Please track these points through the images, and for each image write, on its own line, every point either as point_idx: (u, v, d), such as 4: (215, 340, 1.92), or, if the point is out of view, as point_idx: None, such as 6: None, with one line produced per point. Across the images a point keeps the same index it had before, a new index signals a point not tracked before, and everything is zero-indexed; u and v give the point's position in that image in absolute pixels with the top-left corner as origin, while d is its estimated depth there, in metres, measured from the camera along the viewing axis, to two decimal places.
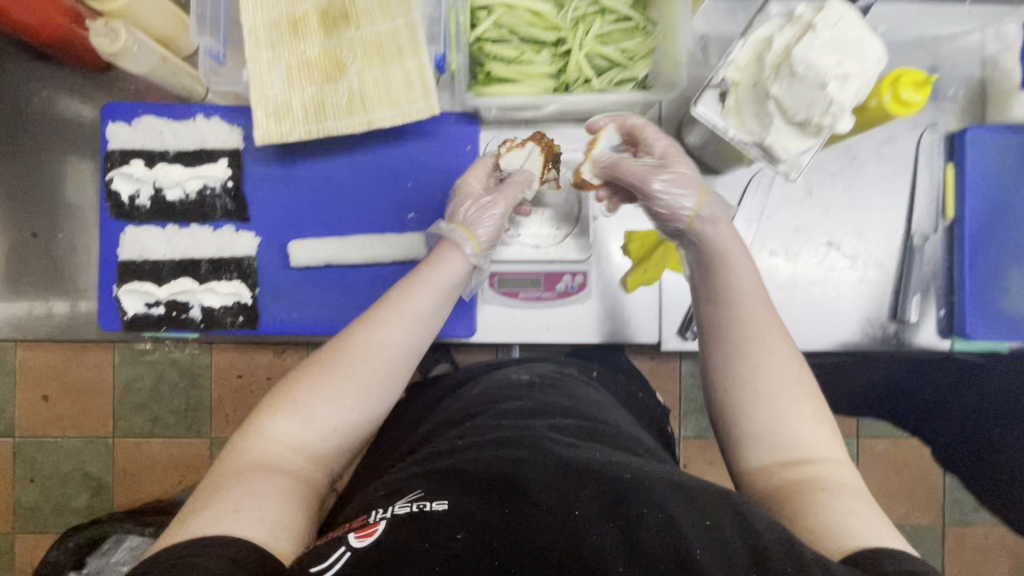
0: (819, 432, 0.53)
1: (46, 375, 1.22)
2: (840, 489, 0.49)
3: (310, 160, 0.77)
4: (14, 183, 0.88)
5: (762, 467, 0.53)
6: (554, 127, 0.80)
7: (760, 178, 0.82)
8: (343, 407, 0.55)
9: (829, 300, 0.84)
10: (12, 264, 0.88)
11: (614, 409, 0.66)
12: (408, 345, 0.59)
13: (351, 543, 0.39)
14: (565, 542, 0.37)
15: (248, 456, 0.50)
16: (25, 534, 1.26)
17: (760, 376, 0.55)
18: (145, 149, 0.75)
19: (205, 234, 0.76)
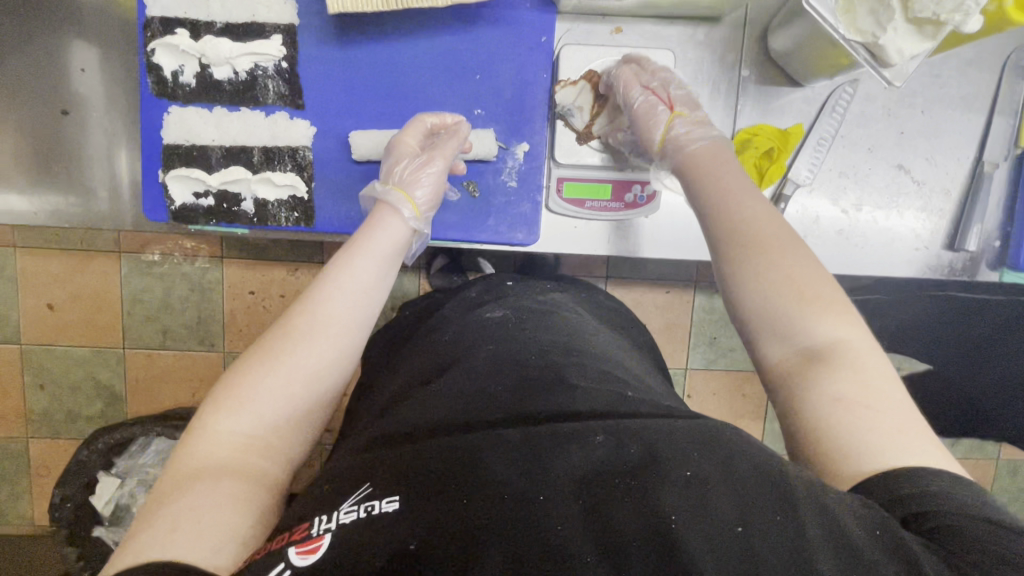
0: (824, 320, 0.47)
1: (52, 280, 1.16)
2: (856, 389, 0.43)
3: (370, 42, 0.71)
4: (34, 53, 0.81)
5: (780, 364, 0.47)
6: (633, 23, 0.75)
7: (840, 94, 0.78)
8: (291, 395, 0.50)
9: (889, 227, 0.82)
10: (42, 142, 0.83)
11: (600, 341, 0.64)
12: (346, 324, 0.55)
13: (291, 560, 0.34)
14: (527, 530, 0.32)
15: (186, 465, 0.44)
16: (36, 440, 1.24)
17: (758, 259, 0.51)
18: (189, 19, 0.68)
19: (257, 119, 0.71)
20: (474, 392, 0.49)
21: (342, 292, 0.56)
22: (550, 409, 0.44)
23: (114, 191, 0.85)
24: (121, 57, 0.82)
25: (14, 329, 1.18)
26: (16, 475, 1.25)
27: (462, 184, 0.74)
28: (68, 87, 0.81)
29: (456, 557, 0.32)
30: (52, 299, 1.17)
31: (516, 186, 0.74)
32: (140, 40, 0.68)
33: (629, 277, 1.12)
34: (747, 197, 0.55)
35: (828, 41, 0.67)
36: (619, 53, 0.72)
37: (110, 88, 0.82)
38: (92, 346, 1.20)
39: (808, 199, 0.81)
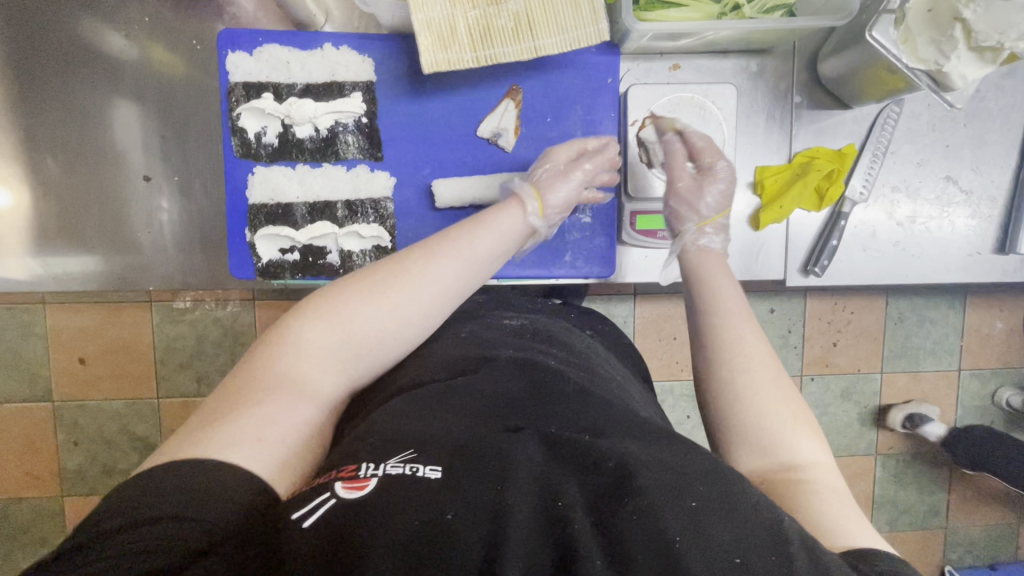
0: (801, 435, 0.49)
1: (81, 335, 1.08)
2: (829, 492, 0.45)
3: (445, 94, 0.73)
4: (79, 111, 0.77)
5: (756, 473, 0.48)
6: (689, 58, 0.78)
7: (888, 113, 0.81)
8: (384, 328, 0.52)
9: (942, 235, 0.86)
10: (86, 202, 0.79)
11: (606, 361, 0.69)
12: (456, 284, 0.56)
13: (337, 492, 0.38)
14: (540, 529, 0.36)
15: (276, 366, 0.48)
16: (71, 498, 1.13)
17: (753, 372, 0.52)
18: (271, 82, 0.70)
19: (338, 174, 0.72)
20: (500, 392, 0.51)
21: (464, 257, 0.56)
22: (575, 417, 0.48)
23: (156, 247, 0.81)
24: (158, 106, 0.78)
25: (45, 387, 1.09)
26: (52, 534, 1.14)
27: None
28: (114, 144, 0.78)
29: (485, 532, 0.36)
30: (84, 353, 1.08)
31: (590, 222, 0.77)
32: (224, 104, 0.70)
33: (657, 292, 1.10)
34: (746, 319, 0.54)
35: (885, 69, 0.69)
36: (684, 89, 0.75)
37: (146, 143, 0.78)
38: (126, 398, 1.11)
39: (865, 214, 0.84)
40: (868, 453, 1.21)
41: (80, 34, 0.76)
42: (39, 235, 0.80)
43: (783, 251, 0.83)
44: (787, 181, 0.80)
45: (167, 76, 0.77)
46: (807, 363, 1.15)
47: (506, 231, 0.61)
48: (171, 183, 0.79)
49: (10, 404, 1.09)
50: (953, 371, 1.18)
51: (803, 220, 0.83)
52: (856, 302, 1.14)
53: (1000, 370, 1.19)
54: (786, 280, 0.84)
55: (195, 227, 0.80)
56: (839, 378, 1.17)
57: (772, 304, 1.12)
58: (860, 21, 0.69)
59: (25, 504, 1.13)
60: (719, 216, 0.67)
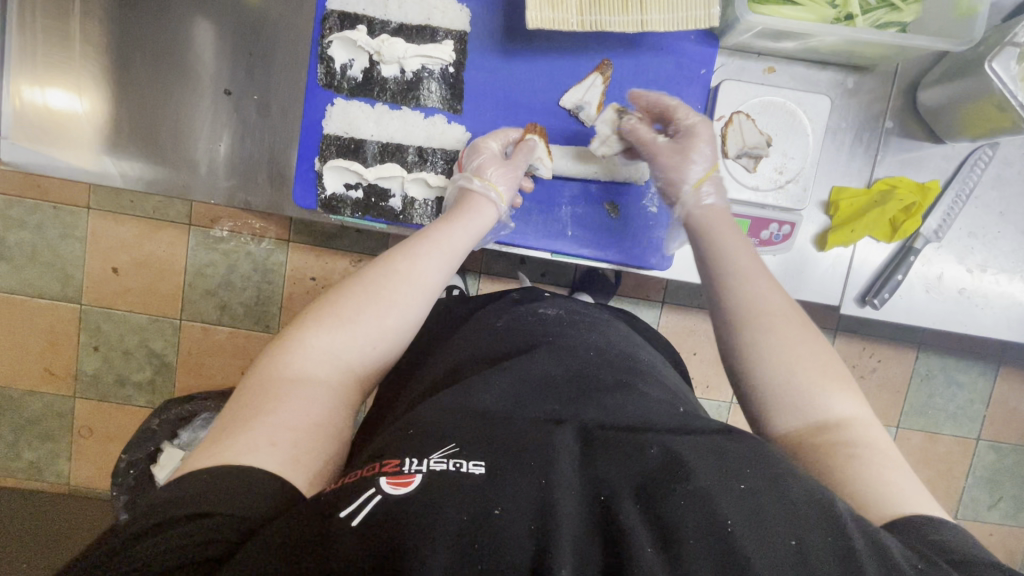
0: (838, 395, 0.50)
1: (121, 244, 1.09)
2: (872, 453, 0.46)
3: (534, 58, 0.72)
4: (167, 19, 0.77)
5: (791, 435, 0.50)
6: (786, 63, 0.75)
7: (981, 155, 0.78)
8: (385, 326, 0.54)
9: (1011, 290, 0.82)
10: (158, 112, 0.80)
11: (642, 345, 0.69)
12: (439, 279, 0.60)
13: (383, 488, 0.37)
14: (594, 517, 0.37)
15: (284, 368, 0.49)
16: (82, 400, 1.15)
17: (771, 330, 0.53)
18: (366, 16, 0.70)
19: (416, 120, 0.72)
20: (536, 378, 0.51)
21: (443, 252, 0.60)
22: (618, 394, 0.49)
23: (212, 168, 0.81)
24: (243, 25, 0.78)
25: (75, 289, 1.11)
26: (57, 433, 1.16)
27: (603, 204, 0.76)
28: (197, 58, 0.79)
29: (532, 523, 0.35)
30: (119, 263, 1.10)
31: (657, 212, 0.76)
32: (316, 30, 0.70)
33: (686, 304, 1.08)
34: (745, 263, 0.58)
35: (995, 105, 0.66)
36: (778, 94, 0.73)
37: (222, 63, 0.79)
38: (152, 314, 1.12)
39: (935, 254, 0.81)
40: None
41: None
42: (104, 136, 0.80)
43: (843, 276, 0.81)
44: (863, 205, 0.77)
45: None
46: None
47: (478, 228, 0.65)
48: (240, 107, 0.79)
49: (40, 300, 1.11)
50: (972, 439, 1.15)
51: (871, 247, 0.81)
52: (885, 352, 1.11)
53: (1019, 447, 1.16)
54: (841, 306, 0.82)
55: (253, 153, 0.80)
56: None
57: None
58: (981, 51, 0.66)
59: (37, 398, 1.15)
60: (706, 171, 0.66)
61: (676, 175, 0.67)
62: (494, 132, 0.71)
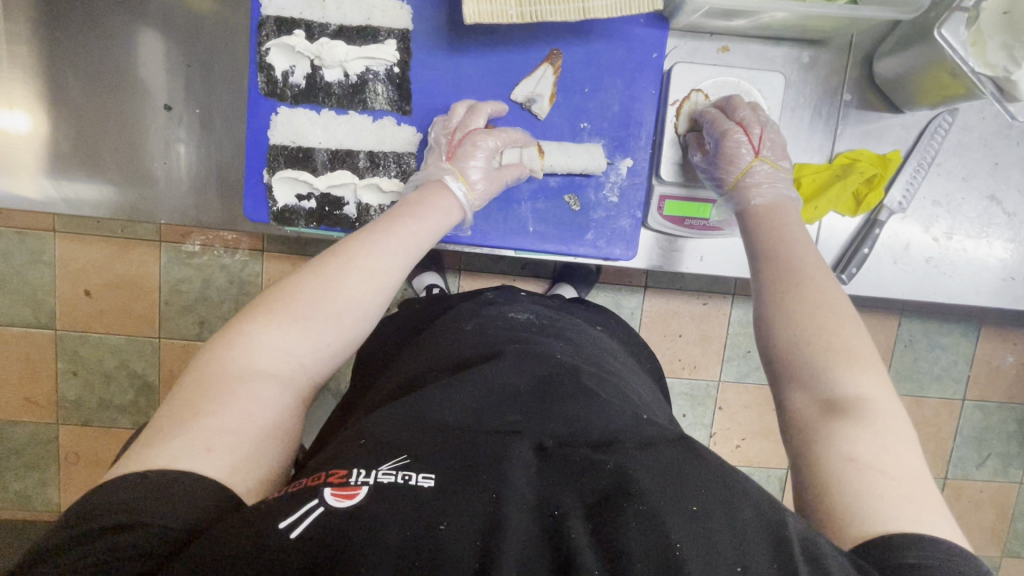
0: (855, 375, 0.48)
1: (90, 266, 1.04)
2: (873, 455, 0.44)
3: (481, 53, 0.70)
4: (106, 36, 0.75)
5: (801, 410, 0.49)
6: (740, 42, 0.74)
7: (939, 123, 0.77)
8: (343, 322, 0.53)
9: (978, 255, 0.82)
10: (105, 132, 0.77)
11: (614, 350, 0.70)
12: (399, 274, 0.57)
13: (327, 500, 0.36)
14: (541, 532, 0.36)
15: (227, 365, 0.47)
16: (66, 426, 1.11)
17: (795, 303, 0.54)
18: (304, 19, 0.67)
19: (364, 124, 0.70)
20: (498, 385, 0.50)
21: (404, 249, 0.58)
22: (576, 403, 0.48)
23: (169, 183, 0.79)
24: (185, 36, 0.75)
25: (48, 315, 1.06)
26: (42, 462, 1.12)
27: (563, 197, 0.74)
28: (140, 73, 0.76)
29: (478, 539, 0.34)
30: (91, 285, 1.05)
31: (617, 201, 0.74)
32: (253, 38, 0.67)
33: (667, 288, 1.04)
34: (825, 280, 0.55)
35: (948, 72, 0.66)
36: (731, 73, 0.72)
37: (169, 74, 0.76)
38: (128, 334, 1.07)
39: (900, 225, 0.81)
40: None
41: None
42: (55, 157, 0.78)
43: None
44: (825, 181, 0.77)
45: (196, 5, 0.74)
46: None
47: (438, 226, 0.62)
48: (188, 119, 0.78)
49: (12, 328, 1.06)
50: (957, 399, 1.16)
51: (835, 222, 0.80)
52: (868, 320, 1.11)
53: (1004, 404, 1.17)
54: None
55: (208, 165, 0.78)
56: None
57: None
58: (930, 19, 0.66)
59: (20, 428, 1.11)
60: (756, 163, 0.66)
61: (726, 166, 0.67)
62: (455, 108, 0.69)
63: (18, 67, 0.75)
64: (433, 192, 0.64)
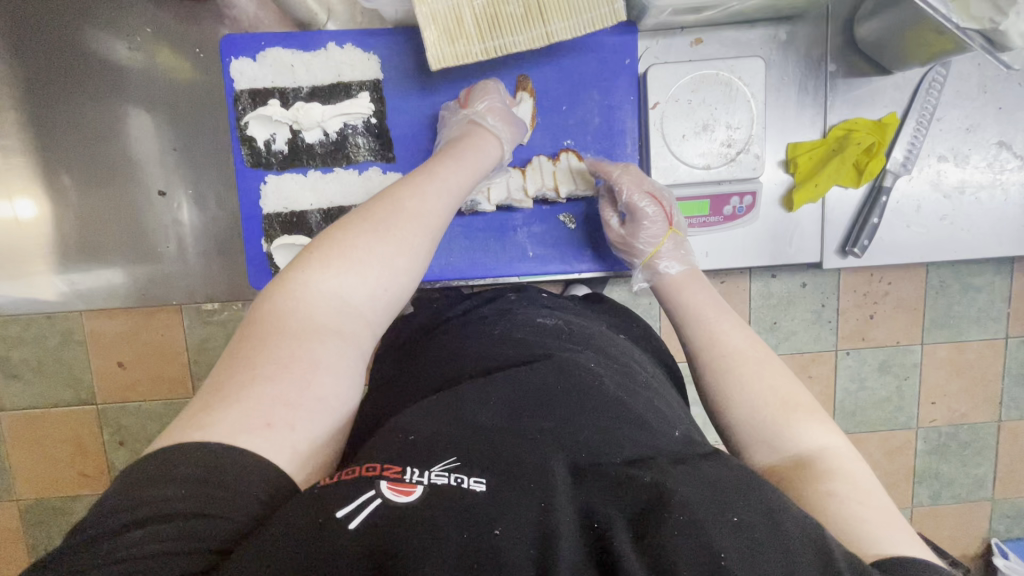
0: (808, 427, 0.50)
1: (114, 337, 0.88)
2: (849, 489, 0.44)
3: (454, 89, 0.70)
4: (95, 131, 0.78)
5: (770, 470, 0.49)
6: (712, 31, 0.73)
7: (934, 77, 0.75)
8: (393, 268, 0.52)
9: (994, 205, 0.79)
10: (111, 221, 0.80)
11: (642, 361, 0.68)
12: (444, 222, 0.57)
13: (384, 495, 0.36)
14: (587, 547, 0.35)
15: (285, 321, 0.46)
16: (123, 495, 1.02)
17: (738, 367, 0.56)
18: (277, 87, 0.68)
19: (351, 178, 0.71)
20: (538, 390, 0.49)
21: (448, 192, 0.58)
22: (615, 416, 0.47)
23: (181, 258, 0.82)
24: (170, 117, 0.77)
25: (87, 392, 0.92)
26: None
27: (559, 217, 0.74)
28: (131, 161, 0.78)
29: (529, 551, 0.34)
30: (122, 356, 0.89)
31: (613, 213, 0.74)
32: (232, 114, 0.69)
33: None
34: (721, 316, 0.61)
35: (933, 30, 0.63)
36: (709, 66, 0.70)
37: (161, 156, 0.78)
38: (165, 400, 0.92)
39: (909, 187, 0.78)
40: (907, 427, 1.12)
41: (90, 42, 0.75)
42: (75, 244, 0.81)
43: (819, 231, 0.79)
44: (824, 156, 0.75)
45: (177, 85, 0.77)
46: (844, 338, 1.06)
47: (481, 160, 0.63)
48: (185, 195, 0.79)
49: (54, 410, 0.93)
50: (1000, 338, 1.08)
51: (841, 196, 0.78)
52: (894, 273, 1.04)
53: None
54: (823, 262, 0.80)
55: (217, 228, 0.81)
56: (876, 351, 1.08)
57: (804, 279, 1.04)
58: None
59: None
60: (667, 237, 0.69)
61: (639, 242, 0.69)
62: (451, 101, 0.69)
63: (23, 170, 0.79)
64: (472, 132, 0.65)
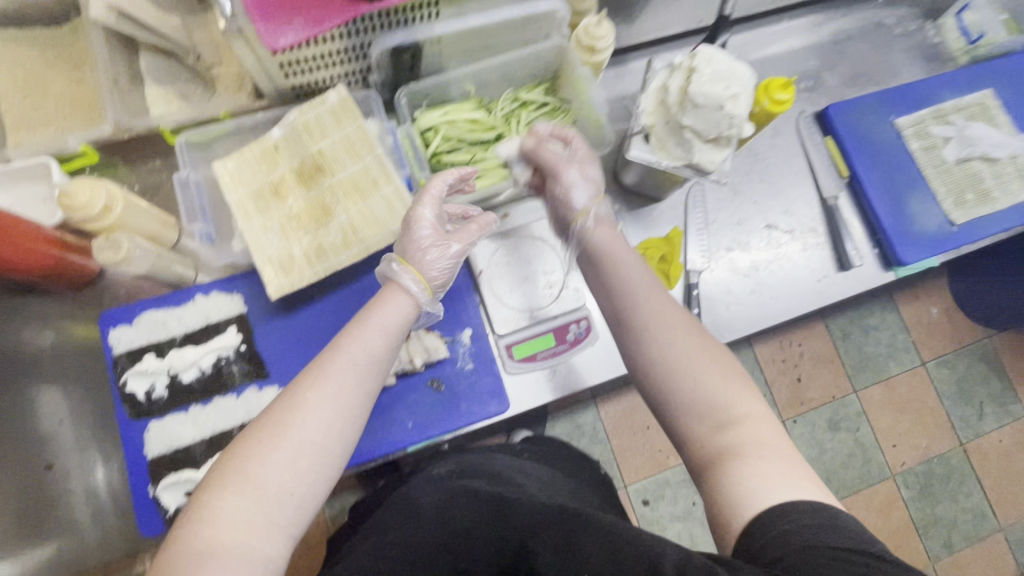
0: (738, 396, 0.55)
1: None
2: (755, 451, 0.51)
3: (311, 302, 0.82)
4: None
5: (695, 439, 0.55)
6: (513, 205, 0.91)
7: (693, 195, 0.95)
8: (299, 467, 0.51)
9: (787, 272, 0.95)
10: None
11: (540, 475, 0.75)
12: (357, 395, 0.55)
13: None
14: None
15: (192, 543, 0.46)
16: None
17: (660, 333, 0.59)
18: (152, 342, 0.78)
19: (229, 403, 0.77)
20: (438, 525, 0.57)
21: (353, 364, 0.56)
22: None
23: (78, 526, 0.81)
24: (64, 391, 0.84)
25: None
26: None
27: (427, 384, 0.82)
28: None
29: None
30: None
31: (473, 367, 0.83)
32: (112, 377, 0.76)
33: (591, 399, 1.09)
34: (659, 299, 0.62)
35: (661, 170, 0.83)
36: (512, 232, 0.89)
37: (57, 429, 0.83)
38: None
39: (714, 277, 0.93)
40: None
41: None
42: None
43: None
44: None
45: None
46: None
47: (385, 321, 0.60)
48: None
49: None
50: None
51: None
52: None
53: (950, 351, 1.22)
54: None
55: None
56: None
57: None
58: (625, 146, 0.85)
59: None
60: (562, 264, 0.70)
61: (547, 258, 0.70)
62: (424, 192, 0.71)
63: None
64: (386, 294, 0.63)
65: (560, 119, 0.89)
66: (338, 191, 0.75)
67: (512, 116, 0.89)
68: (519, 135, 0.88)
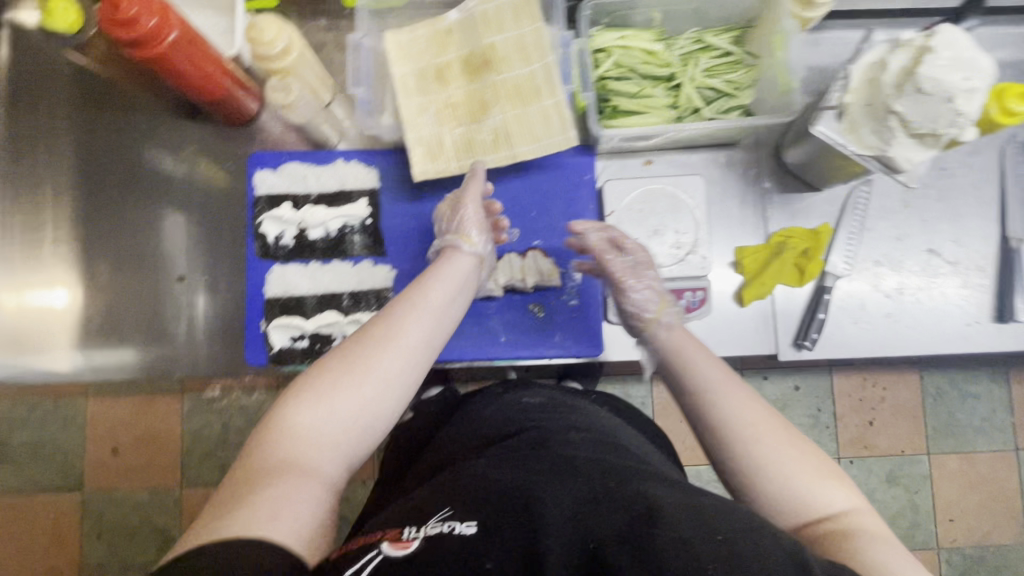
0: (830, 486, 0.49)
1: (120, 423, 1.08)
2: (873, 536, 0.45)
3: (439, 196, 0.82)
4: (131, 229, 0.91)
5: (799, 525, 0.48)
6: (660, 155, 0.86)
7: (857, 197, 0.86)
8: (366, 395, 0.52)
9: (934, 304, 0.86)
10: (129, 306, 0.90)
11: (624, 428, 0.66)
12: (422, 334, 0.57)
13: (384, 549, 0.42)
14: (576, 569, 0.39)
15: (267, 457, 0.48)
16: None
17: (746, 423, 0.53)
18: (290, 192, 0.81)
19: (345, 269, 0.81)
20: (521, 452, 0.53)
21: (423, 307, 0.59)
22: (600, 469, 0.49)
23: (185, 339, 0.89)
24: (197, 216, 0.90)
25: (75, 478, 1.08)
26: None
27: (530, 307, 0.82)
28: (153, 254, 0.91)
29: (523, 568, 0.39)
30: (119, 442, 1.08)
31: (578, 305, 0.81)
32: (250, 215, 0.81)
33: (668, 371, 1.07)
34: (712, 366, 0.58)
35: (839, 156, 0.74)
36: (655, 181, 0.84)
37: (185, 248, 0.90)
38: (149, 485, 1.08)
39: (851, 287, 0.86)
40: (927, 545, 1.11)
41: (142, 156, 0.91)
42: (95, 326, 0.90)
43: (771, 324, 0.85)
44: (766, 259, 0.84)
45: (208, 190, 0.91)
46: (845, 446, 1.12)
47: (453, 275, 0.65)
48: (197, 284, 0.90)
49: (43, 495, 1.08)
50: (1010, 450, 1.12)
51: (790, 295, 0.84)
52: (888, 378, 1.12)
53: None
54: (779, 354, 0.85)
55: (234, 312, 0.89)
56: (881, 461, 1.12)
57: (796, 381, 1.12)
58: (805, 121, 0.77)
59: None
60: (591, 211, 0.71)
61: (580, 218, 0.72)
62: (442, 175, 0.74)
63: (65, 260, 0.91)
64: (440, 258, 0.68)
65: (741, 73, 0.81)
66: (501, 90, 0.73)
67: (690, 58, 0.82)
68: (693, 81, 0.81)
